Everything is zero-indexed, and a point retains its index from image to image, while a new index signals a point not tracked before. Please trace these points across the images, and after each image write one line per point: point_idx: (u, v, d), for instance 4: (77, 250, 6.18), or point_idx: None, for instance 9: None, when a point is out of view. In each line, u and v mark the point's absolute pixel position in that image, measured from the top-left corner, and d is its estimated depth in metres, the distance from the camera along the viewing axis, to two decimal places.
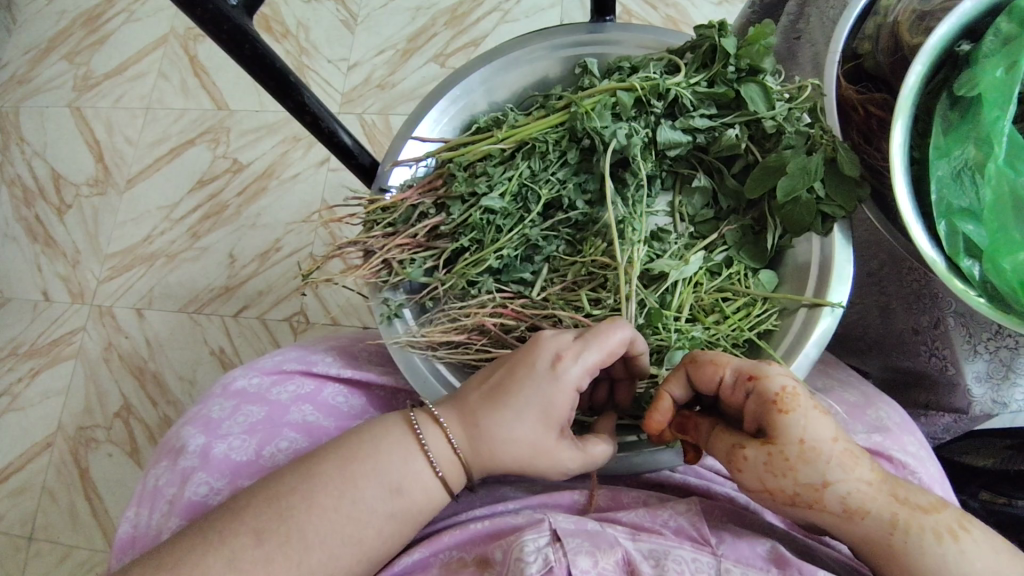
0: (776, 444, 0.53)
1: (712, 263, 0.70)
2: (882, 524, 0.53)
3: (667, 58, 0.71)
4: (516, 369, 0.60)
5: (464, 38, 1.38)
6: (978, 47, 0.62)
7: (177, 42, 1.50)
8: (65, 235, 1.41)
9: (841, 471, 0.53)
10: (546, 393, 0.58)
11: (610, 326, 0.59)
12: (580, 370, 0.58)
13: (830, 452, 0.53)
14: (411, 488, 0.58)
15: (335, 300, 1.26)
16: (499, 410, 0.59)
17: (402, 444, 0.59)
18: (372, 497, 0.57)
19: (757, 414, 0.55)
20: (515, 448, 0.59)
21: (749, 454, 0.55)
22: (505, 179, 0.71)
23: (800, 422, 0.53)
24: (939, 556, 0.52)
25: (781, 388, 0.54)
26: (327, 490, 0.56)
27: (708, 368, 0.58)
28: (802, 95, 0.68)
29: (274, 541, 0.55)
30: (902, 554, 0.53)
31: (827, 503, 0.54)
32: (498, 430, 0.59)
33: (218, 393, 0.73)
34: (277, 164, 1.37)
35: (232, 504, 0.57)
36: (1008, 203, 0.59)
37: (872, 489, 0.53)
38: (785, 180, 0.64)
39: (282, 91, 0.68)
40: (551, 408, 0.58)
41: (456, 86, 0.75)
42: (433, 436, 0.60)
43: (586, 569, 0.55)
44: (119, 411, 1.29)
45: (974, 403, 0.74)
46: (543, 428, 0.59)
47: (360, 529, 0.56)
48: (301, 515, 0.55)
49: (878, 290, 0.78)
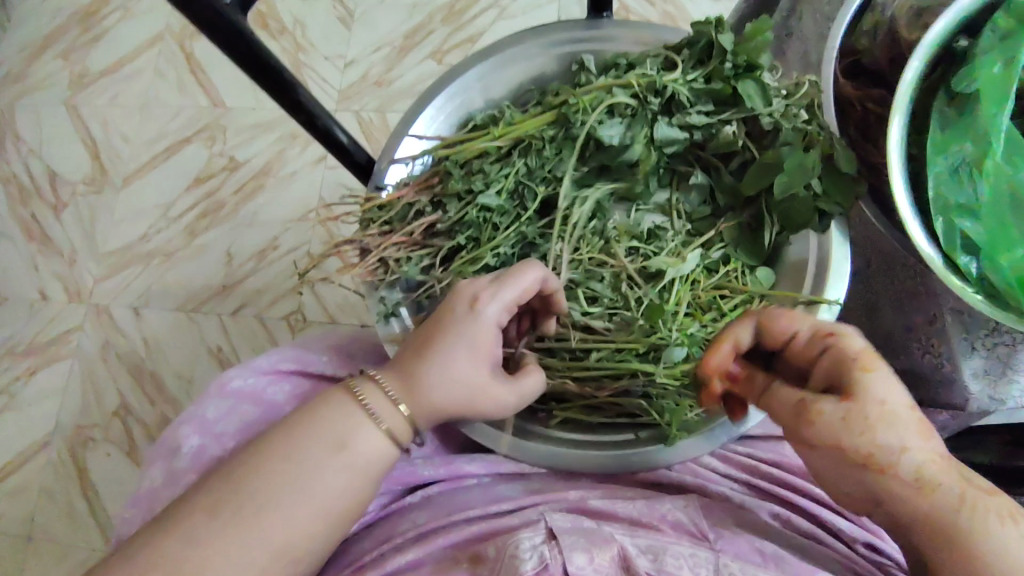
0: (856, 400, 0.51)
1: (709, 260, 0.70)
2: (952, 499, 0.51)
3: (664, 54, 0.71)
4: (444, 315, 0.63)
5: (461, 34, 1.37)
6: (976, 43, 0.61)
7: (173, 39, 1.49)
8: (61, 234, 1.41)
9: (917, 438, 0.51)
10: (472, 330, 0.62)
11: (523, 268, 0.63)
12: (500, 304, 0.63)
13: (908, 418, 0.52)
14: (355, 441, 0.58)
15: (332, 298, 1.26)
16: (440, 359, 0.61)
17: (340, 404, 0.59)
18: (318, 459, 0.56)
19: (831, 372, 0.55)
20: (453, 389, 0.61)
21: (824, 407, 0.52)
22: (502, 176, 0.71)
23: (881, 381, 0.52)
24: (1005, 539, 0.49)
25: (861, 346, 0.54)
26: (271, 454, 0.56)
27: (784, 320, 0.58)
28: (799, 92, 0.68)
29: (228, 513, 0.54)
30: (969, 534, 0.50)
31: (900, 470, 0.51)
32: (433, 373, 0.61)
33: (213, 393, 0.72)
34: (274, 162, 1.37)
35: (187, 487, 0.56)
36: (1006, 200, 0.60)
37: (947, 466, 0.52)
38: (782, 176, 0.64)
39: (277, 88, 0.68)
40: (478, 342, 0.62)
41: (452, 83, 0.75)
42: (373, 394, 0.60)
43: (582, 565, 0.55)
44: (116, 410, 1.29)
45: (970, 400, 0.72)
46: (476, 365, 0.62)
47: (310, 489, 0.55)
48: (249, 481, 0.55)
49: (866, 291, 0.80)
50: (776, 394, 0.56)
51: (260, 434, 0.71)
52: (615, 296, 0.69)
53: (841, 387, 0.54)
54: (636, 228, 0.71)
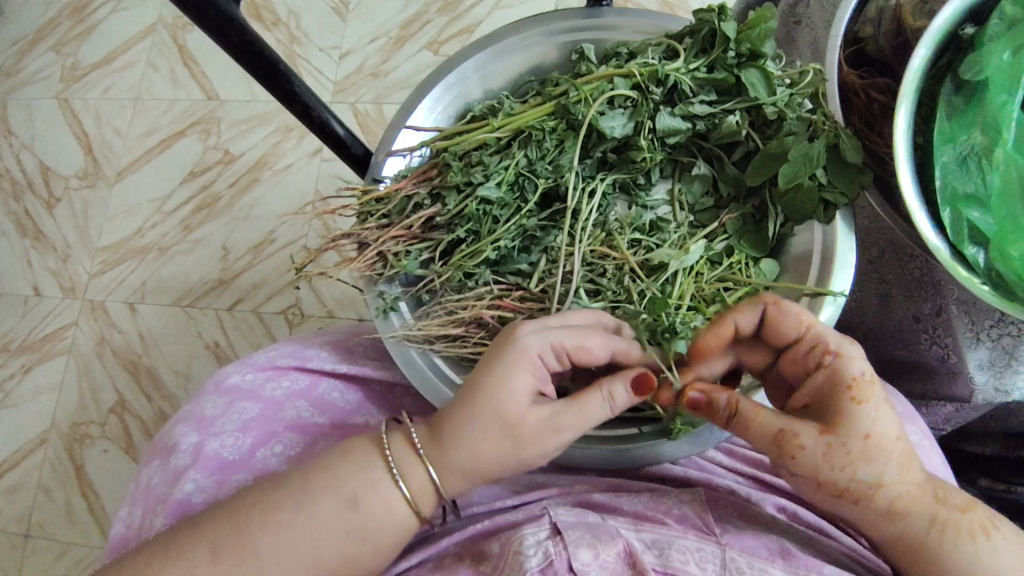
0: (838, 433, 0.53)
1: (712, 252, 0.68)
2: (922, 522, 0.55)
3: (666, 43, 0.69)
4: (492, 357, 0.58)
5: (458, 24, 1.35)
6: (982, 30, 0.60)
7: (165, 31, 1.47)
8: (54, 229, 1.40)
9: (897, 470, 0.54)
10: (514, 374, 0.56)
11: (590, 331, 0.59)
12: (543, 339, 0.57)
13: (893, 451, 0.54)
14: (369, 499, 0.56)
15: (330, 293, 1.24)
16: (473, 411, 0.56)
17: (365, 455, 0.58)
18: (328, 508, 0.55)
19: (821, 389, 0.55)
20: (483, 438, 0.56)
21: (807, 441, 0.54)
22: (501, 168, 0.69)
23: (872, 416, 0.53)
24: (970, 554, 0.54)
25: (861, 373, 0.54)
26: (284, 505, 0.55)
27: (792, 322, 0.56)
28: (803, 81, 0.66)
29: (230, 561, 0.54)
30: (936, 550, 0.55)
31: (875, 501, 0.55)
32: (461, 421, 0.56)
33: (212, 390, 0.72)
34: (269, 155, 1.35)
35: (193, 520, 0.57)
36: (1016, 189, 0.58)
37: (919, 491, 0.55)
38: (786, 167, 0.63)
39: (271, 79, 0.66)
40: (518, 395, 0.56)
41: (450, 74, 0.74)
42: (404, 455, 0.58)
43: (587, 561, 0.54)
44: (113, 406, 1.28)
45: (975, 392, 0.72)
46: (520, 413, 0.56)
47: (316, 549, 0.55)
48: (258, 531, 0.55)
49: (878, 280, 0.79)
50: (750, 416, 0.56)
51: (260, 430, 0.69)
52: (619, 289, 0.69)
53: (827, 407, 0.55)
54: (638, 220, 0.70)
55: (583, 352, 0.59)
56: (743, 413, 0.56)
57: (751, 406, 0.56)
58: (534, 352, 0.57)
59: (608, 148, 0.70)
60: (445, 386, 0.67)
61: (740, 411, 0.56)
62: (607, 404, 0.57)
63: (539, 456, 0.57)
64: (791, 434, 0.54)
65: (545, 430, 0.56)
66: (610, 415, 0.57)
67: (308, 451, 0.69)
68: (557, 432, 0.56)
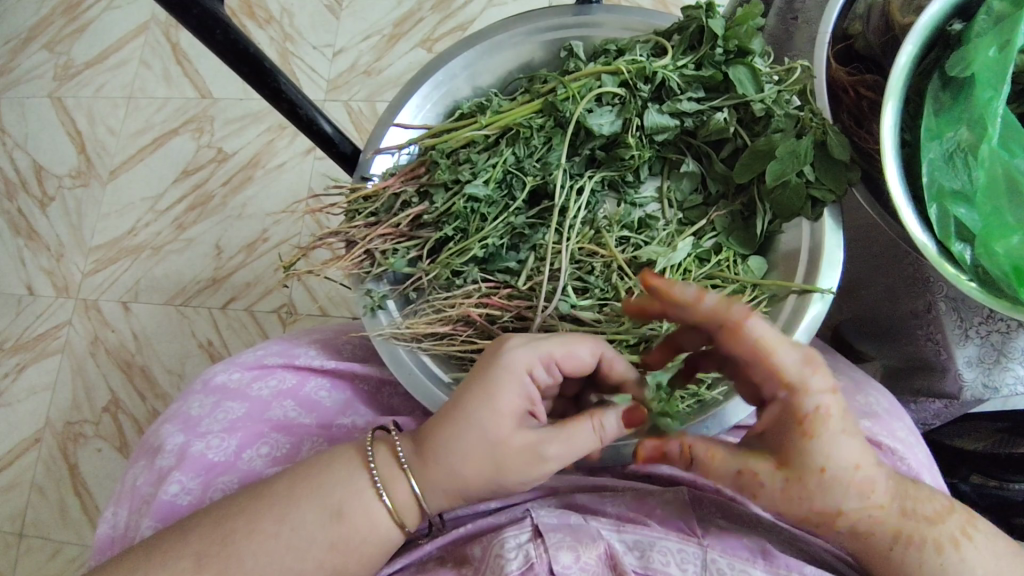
0: (793, 470, 0.52)
1: (700, 249, 0.68)
2: (885, 539, 0.55)
3: (654, 40, 0.69)
4: (477, 374, 0.58)
5: (451, 22, 1.35)
6: (970, 25, 0.60)
7: (158, 29, 1.47)
8: (48, 228, 1.40)
9: (855, 499, 0.53)
10: (496, 396, 0.55)
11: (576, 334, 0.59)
12: (531, 354, 0.57)
13: (849, 480, 0.53)
14: (352, 509, 0.56)
15: (323, 290, 1.24)
16: (454, 433, 0.56)
17: (348, 465, 0.58)
18: (310, 519, 0.55)
19: (777, 421, 0.53)
20: (465, 456, 0.55)
21: (764, 479, 0.54)
22: (489, 166, 0.69)
23: (824, 450, 0.52)
24: (937, 565, 0.54)
25: (815, 409, 0.51)
26: (268, 514, 0.55)
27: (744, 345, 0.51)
28: (791, 78, 0.67)
29: (213, 569, 0.54)
30: (898, 561, 0.55)
31: (837, 525, 0.55)
32: (446, 436, 0.56)
33: (199, 390, 0.73)
34: (263, 153, 1.35)
35: (177, 526, 0.56)
36: (1000, 187, 0.58)
37: (882, 512, 0.54)
38: (774, 164, 0.62)
39: (258, 78, 0.66)
40: (502, 415, 0.55)
41: (438, 71, 0.73)
42: (389, 470, 0.58)
43: (567, 564, 0.54)
44: (106, 406, 1.27)
45: (964, 388, 0.71)
46: (504, 434, 0.55)
47: (299, 560, 0.55)
48: (241, 542, 0.54)
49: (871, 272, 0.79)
50: (706, 461, 0.56)
51: (247, 431, 0.69)
52: (606, 287, 0.69)
53: (781, 440, 0.53)
54: (627, 217, 0.70)
55: (571, 364, 0.59)
56: (698, 458, 0.56)
57: (705, 451, 0.56)
58: (518, 373, 0.56)
59: (595, 146, 0.70)
60: (431, 386, 0.67)
61: (694, 457, 0.56)
62: (592, 429, 0.56)
63: (524, 483, 0.56)
64: (748, 474, 0.54)
65: (527, 457, 0.55)
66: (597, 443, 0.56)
67: (295, 452, 0.69)
68: (540, 460, 0.55)
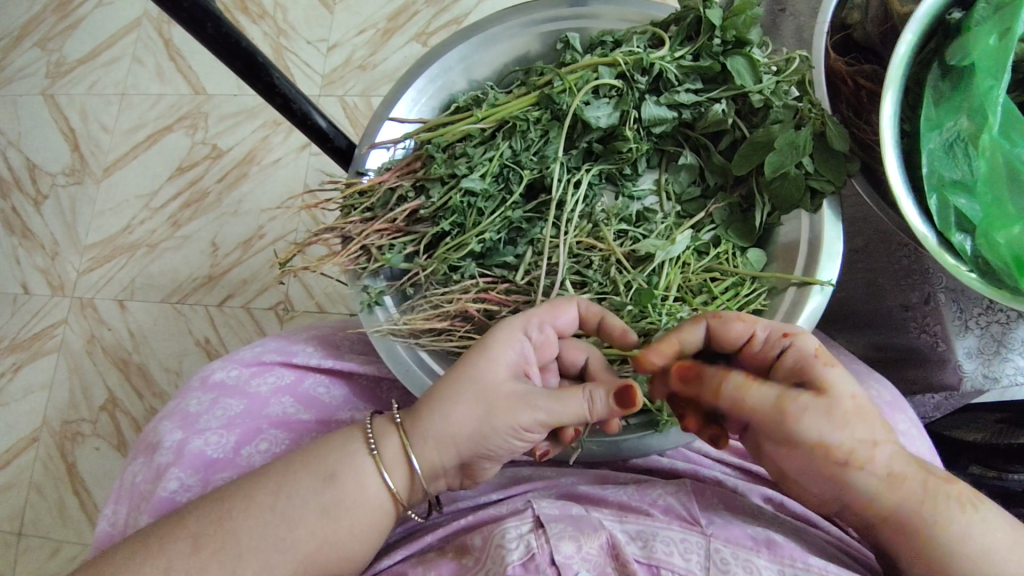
0: (830, 393, 0.52)
1: (699, 242, 0.68)
2: (918, 487, 0.52)
3: (651, 31, 0.69)
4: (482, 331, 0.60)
5: (447, 16, 1.33)
6: (970, 14, 0.59)
7: (151, 25, 1.45)
8: (42, 227, 1.39)
9: (883, 431, 0.53)
10: (499, 345, 0.57)
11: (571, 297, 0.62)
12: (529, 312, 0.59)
13: (873, 413, 0.53)
14: (344, 474, 0.56)
15: (320, 286, 1.23)
16: (454, 372, 0.57)
17: (345, 434, 0.58)
18: (306, 486, 0.55)
19: (792, 373, 0.55)
20: (454, 406, 0.56)
21: (804, 401, 0.52)
22: (485, 160, 0.69)
23: (844, 377, 0.53)
24: (965, 522, 0.51)
25: (817, 345, 0.55)
26: (263, 487, 0.55)
27: (735, 326, 0.56)
28: (790, 68, 0.66)
29: (210, 549, 0.53)
30: (933, 518, 0.52)
31: (875, 466, 0.52)
32: (438, 387, 0.57)
33: (197, 386, 0.72)
34: (257, 149, 1.34)
35: (175, 513, 0.55)
36: (1002, 175, 0.58)
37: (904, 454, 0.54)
38: (772, 156, 0.62)
39: (249, 71, 0.65)
40: (494, 356, 0.57)
41: (434, 64, 0.73)
42: (383, 428, 0.58)
43: (568, 554, 0.53)
44: (104, 404, 1.27)
45: (964, 379, 0.71)
46: (497, 380, 0.57)
47: (292, 530, 0.54)
48: (237, 516, 0.54)
49: (864, 268, 0.78)
50: (742, 389, 0.53)
51: (246, 425, 0.69)
52: (604, 281, 0.68)
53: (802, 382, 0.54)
54: (625, 211, 0.70)
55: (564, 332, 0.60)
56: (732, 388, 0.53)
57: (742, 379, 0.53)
58: (520, 328, 0.58)
59: (593, 139, 0.69)
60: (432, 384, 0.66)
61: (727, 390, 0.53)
62: (585, 399, 0.55)
63: (512, 432, 0.56)
64: (787, 398, 0.52)
65: (516, 401, 0.56)
66: (587, 416, 0.55)
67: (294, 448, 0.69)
68: (531, 407, 0.56)
